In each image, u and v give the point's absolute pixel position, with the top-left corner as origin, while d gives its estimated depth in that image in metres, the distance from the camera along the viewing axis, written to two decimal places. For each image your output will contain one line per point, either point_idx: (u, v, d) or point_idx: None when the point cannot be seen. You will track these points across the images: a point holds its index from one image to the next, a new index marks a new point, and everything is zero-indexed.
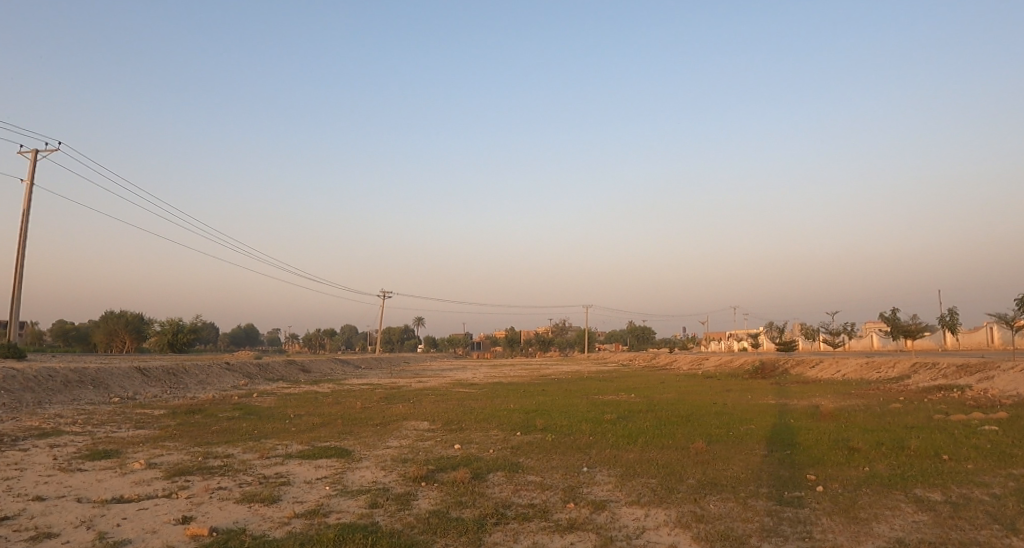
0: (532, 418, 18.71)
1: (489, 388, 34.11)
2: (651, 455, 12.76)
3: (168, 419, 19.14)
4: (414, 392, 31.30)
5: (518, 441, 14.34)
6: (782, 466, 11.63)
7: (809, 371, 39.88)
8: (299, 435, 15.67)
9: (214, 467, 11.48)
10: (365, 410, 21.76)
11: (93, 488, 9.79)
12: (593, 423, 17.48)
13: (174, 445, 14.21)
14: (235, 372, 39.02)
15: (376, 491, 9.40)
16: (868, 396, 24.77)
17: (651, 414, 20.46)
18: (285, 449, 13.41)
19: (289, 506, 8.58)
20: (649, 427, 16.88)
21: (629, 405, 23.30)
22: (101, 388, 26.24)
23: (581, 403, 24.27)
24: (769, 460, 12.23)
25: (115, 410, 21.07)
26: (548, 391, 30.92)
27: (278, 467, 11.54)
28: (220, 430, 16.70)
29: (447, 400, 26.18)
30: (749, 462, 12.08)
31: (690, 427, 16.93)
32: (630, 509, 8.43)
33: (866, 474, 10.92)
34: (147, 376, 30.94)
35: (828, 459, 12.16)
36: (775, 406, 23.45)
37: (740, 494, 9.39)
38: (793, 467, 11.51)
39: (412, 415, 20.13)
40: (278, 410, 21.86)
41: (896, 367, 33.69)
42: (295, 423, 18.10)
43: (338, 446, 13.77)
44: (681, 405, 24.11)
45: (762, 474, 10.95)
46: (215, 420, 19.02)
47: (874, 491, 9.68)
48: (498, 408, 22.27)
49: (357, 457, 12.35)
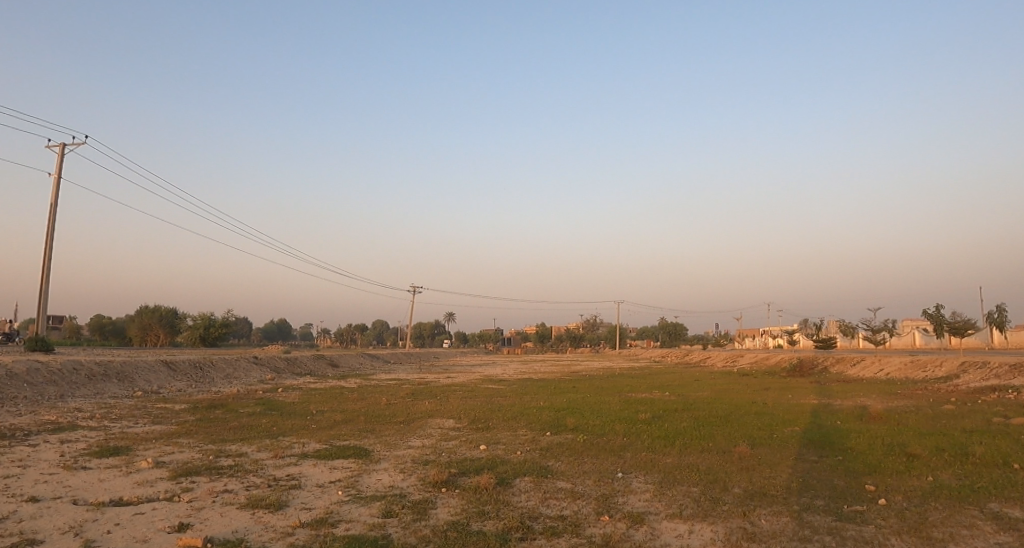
0: (560, 417, 17.80)
1: (517, 384, 33.21)
2: (691, 460, 11.74)
3: (187, 414, 18.81)
4: (441, 388, 30.71)
5: (546, 442, 13.45)
6: (837, 474, 10.51)
7: (851, 369, 38.06)
8: (318, 433, 15.06)
9: (224, 468, 10.92)
10: (388, 407, 21.17)
11: (95, 490, 9.39)
12: (626, 423, 16.50)
13: (188, 442, 13.75)
14: (261, 366, 39.02)
15: (391, 498, 8.64)
16: (917, 397, 23.23)
17: (687, 413, 19.36)
18: (301, 449, 12.78)
19: (293, 515, 7.88)
20: (685, 428, 15.85)
21: (662, 404, 22.23)
22: (125, 381, 26.23)
23: (611, 401, 23.27)
24: (823, 467, 11.11)
25: (137, 405, 20.92)
26: (578, 389, 29.99)
27: (292, 468, 10.92)
28: (237, 426, 16.23)
29: (473, 396, 25.47)
30: (799, 469, 10.99)
31: (730, 429, 15.79)
32: (671, 524, 7.49)
33: (933, 484, 9.75)
34: (173, 370, 30.97)
35: (887, 466, 11.00)
36: (817, 406, 22.12)
37: (793, 507, 8.35)
38: (852, 476, 10.38)
39: (436, 412, 19.42)
40: (299, 406, 21.40)
41: (945, 365, 31.78)
42: (315, 420, 17.53)
43: (357, 446, 13.10)
44: (717, 404, 22.91)
45: (817, 483, 9.86)
46: (234, 416, 18.62)
47: (949, 506, 8.52)
48: (525, 406, 21.44)
49: (375, 458, 11.64)
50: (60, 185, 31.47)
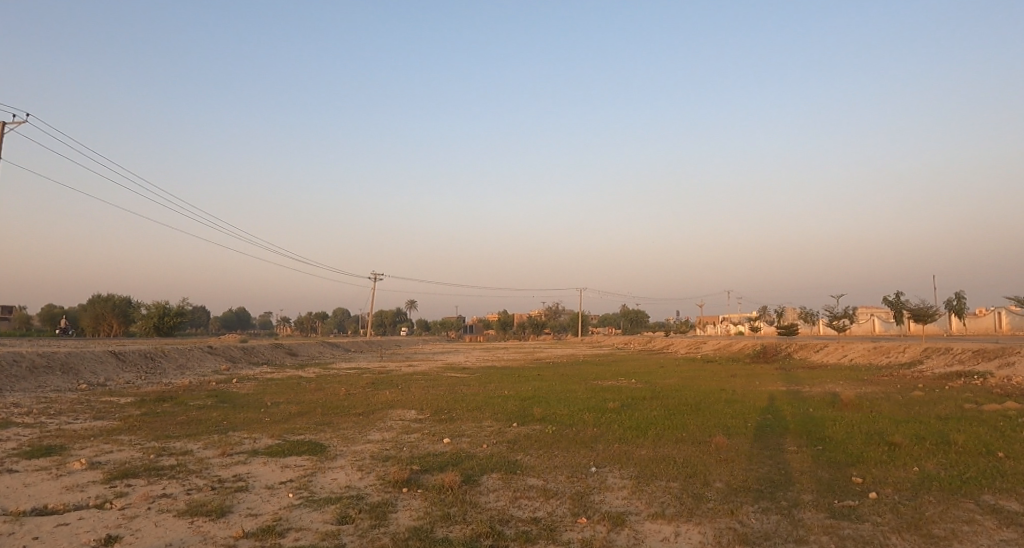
0: (528, 406, 17.20)
1: (483, 373, 32.53)
2: (665, 452, 11.26)
3: (133, 408, 17.55)
4: (405, 377, 29.83)
5: (514, 434, 12.81)
6: (818, 466, 10.15)
7: (814, 356, 38.62)
8: (272, 427, 14.09)
9: (165, 468, 9.92)
10: (350, 397, 20.22)
11: (12, 497, 8.33)
12: (596, 412, 16.00)
13: (129, 439, 12.63)
14: (217, 356, 37.38)
15: (348, 501, 7.85)
16: (883, 383, 23.46)
17: (657, 401, 19.02)
18: (251, 445, 11.84)
19: (236, 524, 7.03)
20: (657, 417, 15.44)
21: (631, 392, 21.84)
22: (68, 373, 24.56)
23: (580, 389, 22.82)
24: (803, 458, 10.75)
25: (79, 398, 19.50)
26: (546, 377, 29.46)
27: (239, 467, 10.00)
28: (185, 420, 15.10)
29: (438, 386, 24.70)
30: (779, 461, 10.60)
31: (702, 419, 15.45)
32: (655, 526, 6.94)
33: (917, 476, 9.46)
34: (121, 361, 29.26)
35: (868, 457, 10.70)
36: (786, 393, 22.12)
37: (782, 504, 7.89)
38: (834, 468, 10.05)
39: (399, 403, 18.59)
40: (254, 398, 20.28)
41: (907, 352, 32.42)
42: (270, 412, 16.51)
43: (313, 441, 12.20)
44: (687, 392, 22.67)
45: (799, 476, 9.47)
46: (184, 409, 17.44)
47: (938, 499, 8.20)
48: (492, 395, 20.80)
49: (331, 455, 10.79)
50: None
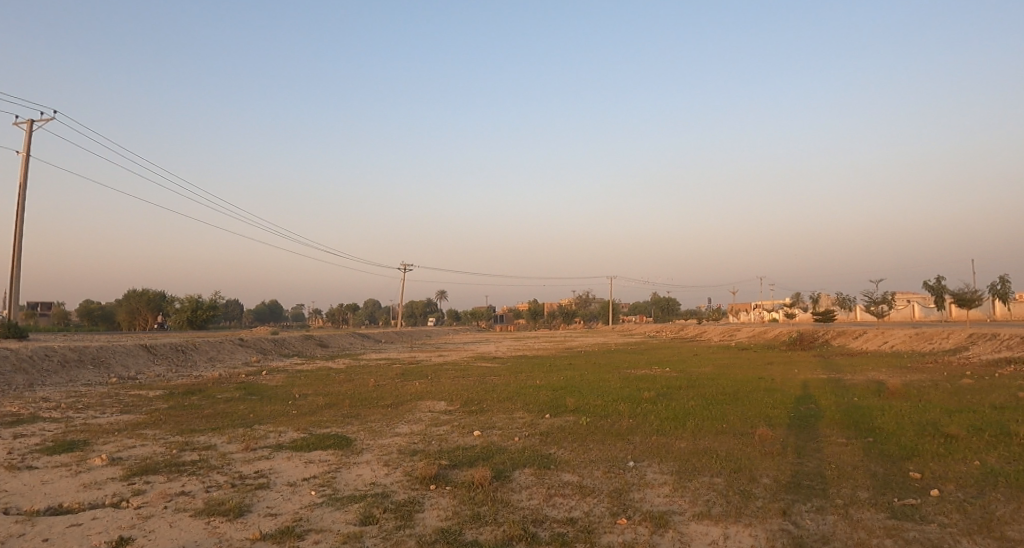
0: (559, 397, 16.68)
1: (512, 363, 32.14)
2: (706, 445, 10.61)
3: (161, 402, 17.60)
4: (432, 367, 29.61)
5: (545, 426, 12.29)
6: (873, 460, 9.38)
7: (853, 343, 37.18)
8: (297, 420, 13.86)
9: (187, 465, 9.73)
10: (377, 389, 19.98)
11: (32, 495, 8.20)
12: (630, 403, 15.39)
13: (154, 434, 12.55)
14: (247, 349, 37.74)
15: (372, 500, 7.46)
16: (930, 371, 22.29)
17: (693, 391, 18.30)
18: (276, 439, 11.58)
19: (254, 526, 6.69)
20: (693, 408, 14.77)
21: (665, 382, 21.15)
22: (101, 367, 24.93)
23: (611, 379, 22.20)
24: (856, 451, 9.99)
25: (109, 392, 19.68)
26: (575, 366, 28.89)
27: (261, 463, 9.72)
28: (211, 414, 15.01)
29: (467, 376, 24.35)
30: (829, 454, 9.87)
31: (742, 409, 14.72)
32: (701, 528, 6.35)
33: (983, 470, 8.64)
34: (153, 354, 29.69)
35: (926, 449, 9.89)
36: (827, 381, 21.15)
37: (838, 502, 7.20)
38: (894, 462, 9.27)
39: (427, 394, 18.26)
40: (281, 390, 20.19)
41: (952, 337, 30.94)
42: (297, 405, 16.33)
43: (338, 434, 11.89)
44: (722, 381, 21.87)
45: (853, 470, 8.75)
46: (211, 402, 17.40)
47: (1013, 497, 7.41)
48: (521, 385, 20.34)
49: (356, 449, 10.44)
50: (27, 163, 29.67)
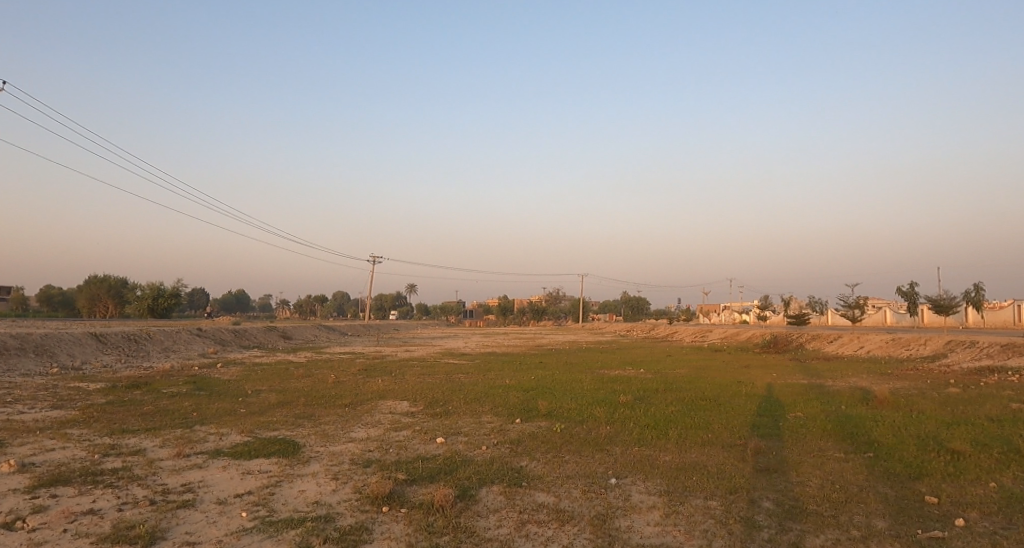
0: (531, 399, 15.67)
1: (483, 359, 31.05)
2: (693, 459, 9.69)
3: (99, 396, 16.00)
4: (399, 363, 28.38)
5: (517, 433, 11.25)
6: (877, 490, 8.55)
7: (828, 347, 37.07)
8: (245, 420, 12.54)
9: (104, 475, 8.39)
10: (337, 386, 18.66)
11: None
12: (606, 407, 14.47)
13: (79, 434, 11.09)
14: (205, 339, 35.78)
15: (313, 525, 6.28)
16: (912, 378, 21.91)
17: (671, 395, 17.49)
18: (214, 443, 10.27)
19: None
20: (675, 414, 13.89)
21: (642, 384, 20.33)
22: (42, 356, 23.02)
23: (585, 380, 21.28)
24: (855, 477, 9.14)
25: (46, 384, 17.96)
26: (549, 365, 27.95)
27: (191, 473, 8.44)
28: (150, 411, 13.56)
29: (434, 373, 23.24)
30: (829, 479, 8.99)
31: (726, 417, 13.90)
32: None
33: (1001, 496, 7.87)
34: (102, 343, 27.73)
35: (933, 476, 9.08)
36: (809, 387, 20.55)
37: (854, 535, 6.32)
38: (901, 495, 8.50)
39: (391, 392, 17.05)
40: (234, 385, 18.70)
41: (928, 344, 30.89)
42: (247, 403, 14.95)
43: (286, 439, 10.62)
44: (700, 384, 21.15)
45: (858, 501, 7.89)
46: (154, 397, 15.90)
47: None
48: (492, 385, 19.27)
49: (303, 457, 9.21)
50: None
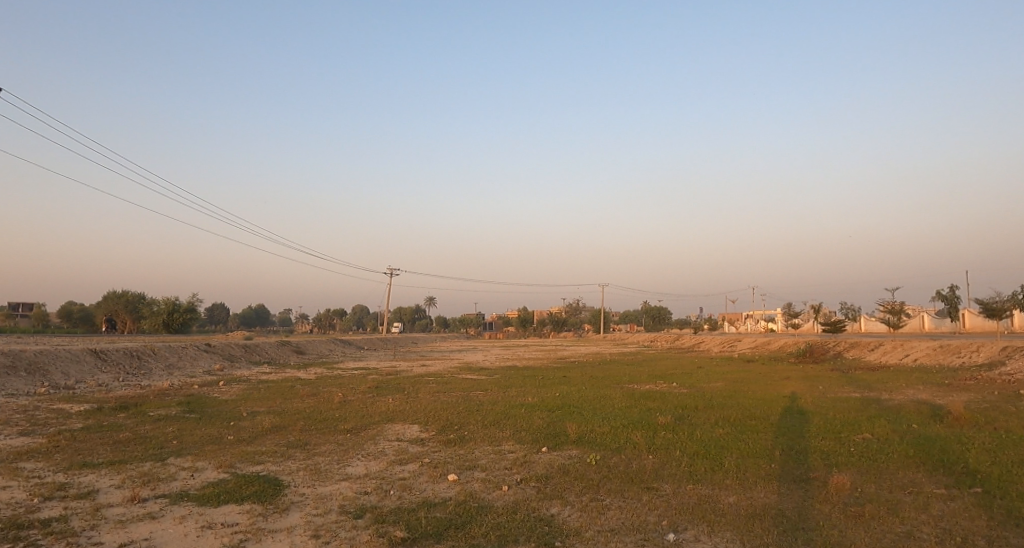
0: (557, 420, 13.82)
1: (500, 375, 29.16)
2: (764, 501, 7.77)
3: (78, 420, 14.48)
4: (411, 379, 26.72)
5: (543, 466, 9.42)
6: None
7: (870, 355, 34.65)
8: (228, 450, 10.89)
9: (31, 530, 6.72)
10: (341, 406, 16.99)
11: None
12: (643, 430, 12.57)
13: (31, 470, 9.49)
14: (213, 355, 34.45)
15: None
16: (979, 389, 19.62)
17: (713, 413, 15.52)
18: (182, 483, 8.59)
19: None
20: (724, 438, 11.96)
21: (678, 400, 18.30)
22: (33, 375, 21.71)
23: (614, 396, 19.39)
24: (976, 529, 7.13)
25: (28, 405, 16.56)
26: (571, 380, 26.08)
27: (137, 529, 6.70)
28: (125, 439, 11.98)
29: (449, 390, 21.49)
30: (949, 532, 6.98)
31: (786, 441, 11.92)
32: None
33: None
34: (101, 360, 26.41)
35: None
36: (865, 402, 18.42)
37: None
38: None
39: (399, 414, 15.31)
40: (231, 406, 17.12)
41: (983, 350, 28.42)
42: (237, 428, 13.33)
43: (267, 477, 8.87)
44: (741, 400, 19.11)
45: None
46: (137, 421, 14.35)
47: None
48: (511, 403, 17.43)
49: (282, 504, 7.47)
50: None
